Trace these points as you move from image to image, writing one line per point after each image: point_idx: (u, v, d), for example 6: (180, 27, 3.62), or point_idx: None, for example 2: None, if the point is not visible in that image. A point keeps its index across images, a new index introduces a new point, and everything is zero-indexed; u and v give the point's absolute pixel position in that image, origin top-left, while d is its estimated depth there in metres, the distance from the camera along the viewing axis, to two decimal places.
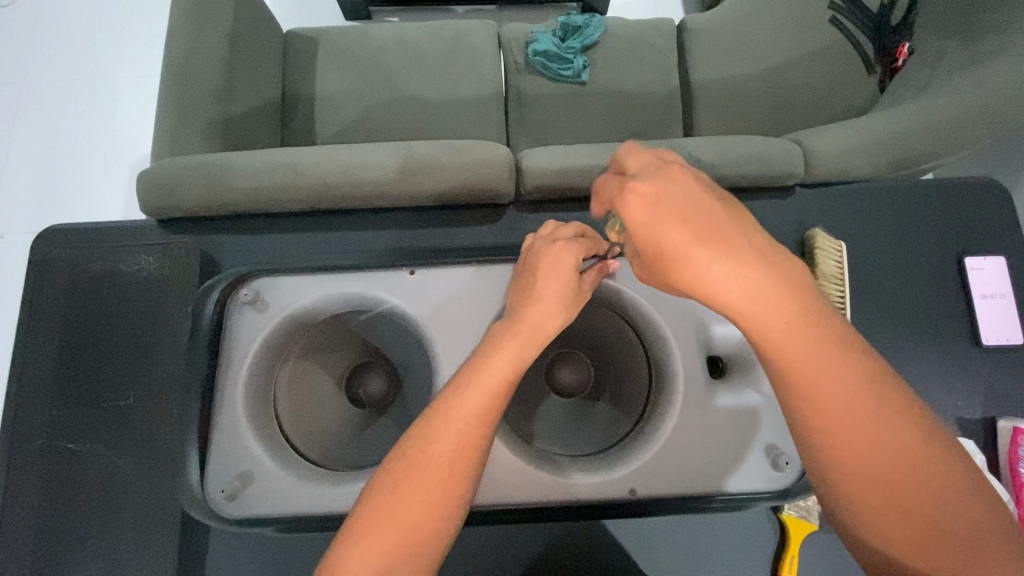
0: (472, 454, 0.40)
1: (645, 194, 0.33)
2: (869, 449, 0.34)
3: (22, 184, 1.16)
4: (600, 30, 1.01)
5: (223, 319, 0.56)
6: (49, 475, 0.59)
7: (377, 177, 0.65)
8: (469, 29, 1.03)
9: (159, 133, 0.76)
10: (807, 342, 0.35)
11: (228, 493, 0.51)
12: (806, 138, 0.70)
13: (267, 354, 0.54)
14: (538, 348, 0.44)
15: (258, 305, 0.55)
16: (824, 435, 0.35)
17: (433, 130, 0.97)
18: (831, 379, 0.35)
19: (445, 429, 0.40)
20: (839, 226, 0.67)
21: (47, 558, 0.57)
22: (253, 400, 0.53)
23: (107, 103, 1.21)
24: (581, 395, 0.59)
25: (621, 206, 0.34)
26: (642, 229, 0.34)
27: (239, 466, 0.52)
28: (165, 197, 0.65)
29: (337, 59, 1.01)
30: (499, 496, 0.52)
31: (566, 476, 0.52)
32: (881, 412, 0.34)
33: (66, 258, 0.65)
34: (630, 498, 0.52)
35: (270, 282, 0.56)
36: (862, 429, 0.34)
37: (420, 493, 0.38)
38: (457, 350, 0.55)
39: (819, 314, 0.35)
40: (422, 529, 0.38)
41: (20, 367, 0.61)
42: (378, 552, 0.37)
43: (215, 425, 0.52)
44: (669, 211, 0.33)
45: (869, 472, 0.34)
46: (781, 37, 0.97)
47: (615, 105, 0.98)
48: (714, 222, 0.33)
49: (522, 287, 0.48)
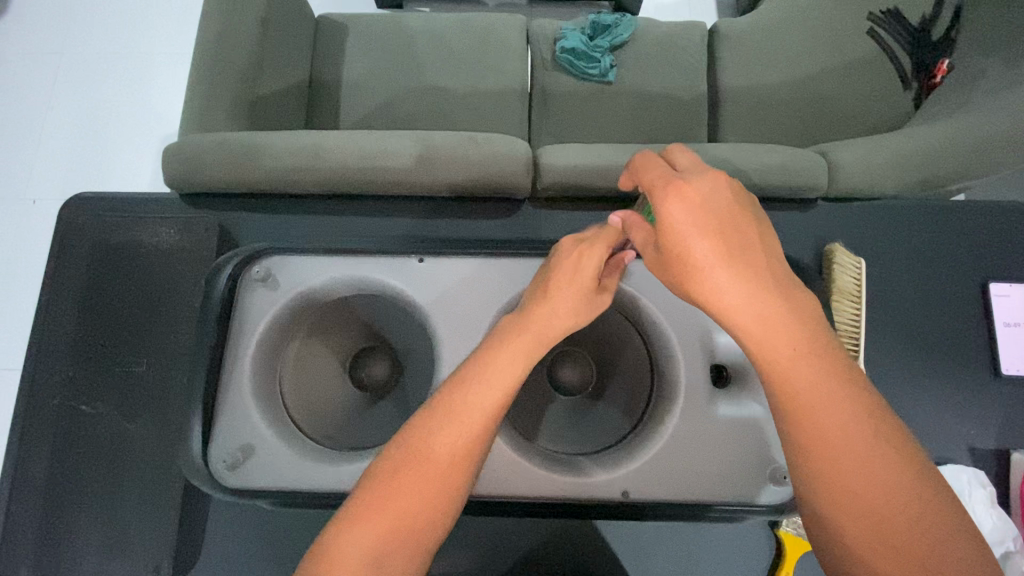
0: (473, 450, 0.41)
1: (688, 197, 0.37)
2: (854, 470, 0.35)
3: (56, 153, 1.19)
4: (630, 30, 1.00)
5: (235, 293, 0.57)
6: (63, 434, 0.61)
7: (396, 164, 0.65)
8: (499, 23, 1.03)
9: (188, 110, 0.78)
10: (801, 356, 0.37)
11: (230, 464, 0.53)
12: (831, 150, 0.68)
13: (276, 330, 0.55)
14: (544, 348, 0.44)
15: (269, 282, 0.56)
16: (813, 444, 0.36)
17: (455, 121, 0.97)
18: (819, 389, 0.36)
19: (448, 423, 0.41)
20: (860, 245, 0.65)
21: (55, 513, 0.59)
22: (259, 374, 0.54)
23: (140, 78, 1.24)
24: (584, 394, 0.58)
25: (664, 202, 0.38)
26: (674, 228, 0.37)
27: (241, 439, 0.53)
28: (188, 171, 0.66)
29: (365, 45, 1.01)
30: (493, 491, 0.52)
31: (560, 471, 0.52)
32: (863, 435, 0.36)
33: (91, 225, 0.67)
34: (622, 501, 0.52)
35: (284, 261, 0.57)
36: (845, 445, 0.36)
37: (416, 486, 0.40)
38: (462, 341, 0.55)
39: (817, 334, 0.37)
40: (419, 517, 0.39)
41: (41, 327, 0.63)
42: (375, 534, 0.38)
43: (222, 396, 0.54)
44: (705, 217, 0.37)
45: (855, 494, 0.35)
46: (814, 48, 0.95)
47: (640, 106, 0.97)
48: (737, 236, 0.37)
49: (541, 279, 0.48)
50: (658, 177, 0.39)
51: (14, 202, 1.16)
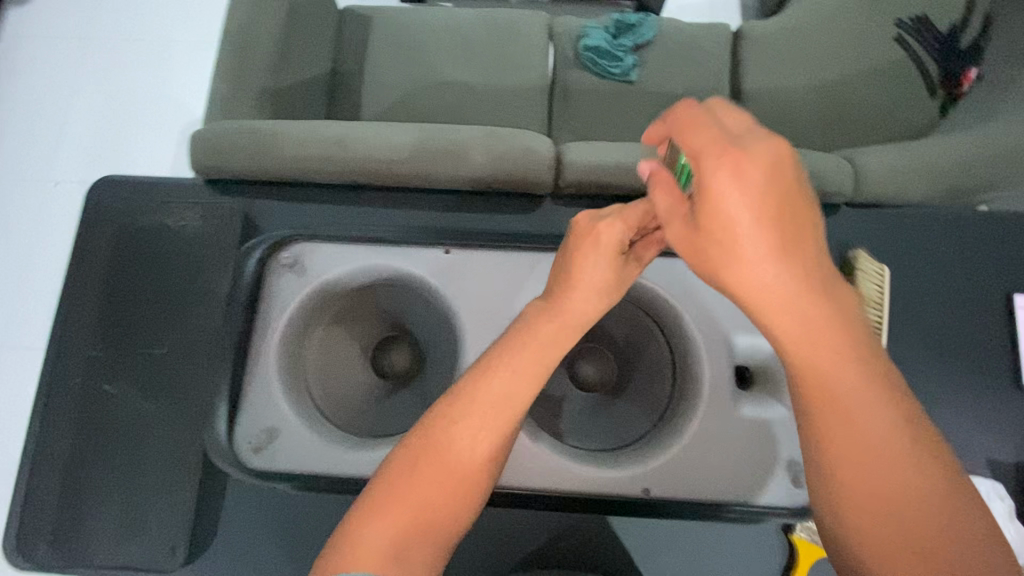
0: (495, 445, 0.41)
1: (747, 173, 0.33)
2: (886, 477, 0.34)
3: (79, 138, 1.21)
4: (654, 30, 1.00)
5: (264, 276, 0.58)
6: (86, 412, 0.62)
7: (418, 157, 0.66)
8: (522, 19, 1.03)
9: (214, 98, 0.79)
10: (837, 354, 0.35)
11: (255, 445, 0.53)
12: (857, 156, 0.68)
13: (301, 316, 0.56)
14: (570, 336, 0.43)
15: (296, 267, 0.57)
16: (838, 446, 0.35)
17: (476, 116, 0.97)
18: (852, 388, 0.35)
19: (469, 418, 0.41)
20: (883, 252, 0.64)
21: (77, 489, 0.60)
22: (285, 358, 0.55)
23: (163, 66, 1.25)
24: (605, 392, 0.59)
25: (717, 175, 0.33)
26: (725, 208, 0.33)
27: (266, 421, 0.54)
28: (212, 156, 0.67)
29: (388, 38, 1.02)
30: (513, 482, 0.53)
31: (581, 465, 0.53)
32: (903, 441, 0.35)
33: (118, 209, 0.68)
34: (642, 498, 0.52)
35: (311, 248, 0.58)
36: (876, 449, 0.35)
37: (429, 490, 0.39)
38: (486, 332, 0.56)
39: (853, 332, 0.36)
40: (440, 514, 0.39)
41: (67, 306, 0.65)
42: (393, 531, 0.38)
43: (249, 380, 0.54)
44: (763, 199, 0.33)
45: (889, 503, 0.34)
46: (841, 52, 0.94)
47: (662, 107, 0.97)
48: (793, 223, 0.34)
49: (561, 261, 0.46)
50: (711, 143, 0.34)
51: (38, 185, 1.18)
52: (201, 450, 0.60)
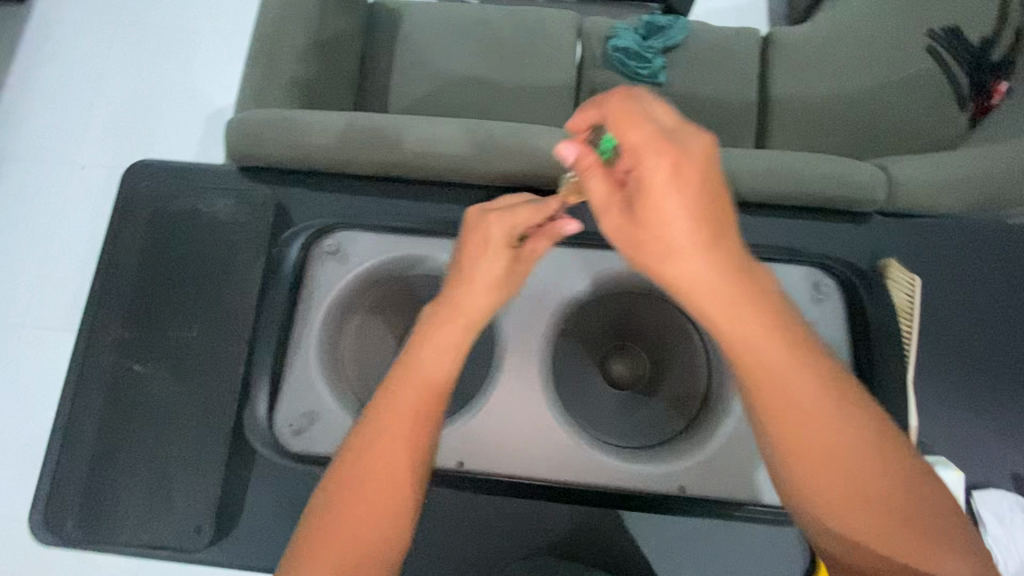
0: (419, 445, 0.47)
1: (682, 175, 0.35)
2: (823, 456, 0.38)
3: (107, 121, 1.22)
4: (684, 33, 1.00)
5: (306, 262, 0.65)
6: (117, 391, 0.63)
7: (454, 153, 0.68)
8: (551, 18, 1.03)
9: (249, 87, 0.80)
10: (778, 347, 0.38)
11: (295, 428, 0.60)
12: (888, 165, 0.68)
13: (340, 304, 0.64)
14: (471, 331, 0.49)
15: (338, 255, 0.64)
16: (784, 433, 0.39)
17: (502, 113, 0.97)
18: (790, 378, 0.38)
19: (388, 429, 0.47)
20: (916, 261, 0.64)
21: (106, 466, 0.61)
22: (324, 344, 0.62)
23: (191, 53, 1.26)
24: (636, 388, 0.65)
25: (656, 176, 0.35)
26: (663, 208, 0.35)
27: (307, 404, 0.61)
28: (252, 145, 0.69)
29: (418, 32, 1.02)
30: (551, 474, 0.56)
31: (618, 460, 0.56)
32: (824, 402, 0.38)
33: (152, 192, 0.69)
34: (678, 495, 0.55)
35: (351, 238, 0.65)
36: (813, 433, 0.38)
37: (367, 497, 0.46)
38: (528, 329, 0.59)
39: (783, 322, 0.38)
40: (382, 517, 0.46)
41: (101, 286, 0.66)
42: (344, 545, 0.45)
43: (292, 361, 0.62)
44: (694, 197, 0.35)
45: (824, 476, 0.39)
46: (868, 63, 0.94)
47: (689, 109, 0.97)
48: (720, 218, 0.36)
49: (459, 257, 0.50)
50: (648, 143, 0.35)
51: (65, 166, 1.20)
52: (228, 434, 0.61)
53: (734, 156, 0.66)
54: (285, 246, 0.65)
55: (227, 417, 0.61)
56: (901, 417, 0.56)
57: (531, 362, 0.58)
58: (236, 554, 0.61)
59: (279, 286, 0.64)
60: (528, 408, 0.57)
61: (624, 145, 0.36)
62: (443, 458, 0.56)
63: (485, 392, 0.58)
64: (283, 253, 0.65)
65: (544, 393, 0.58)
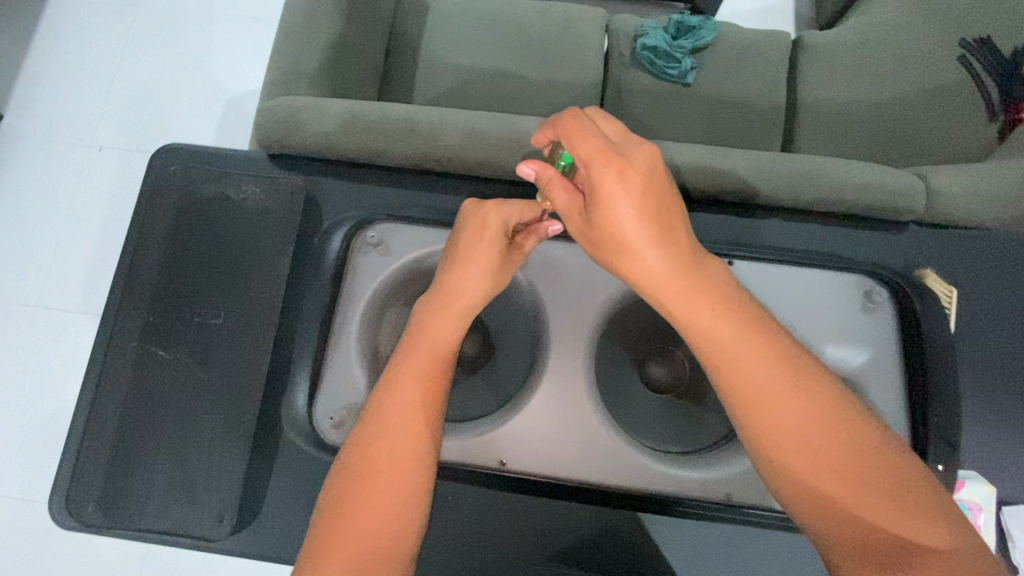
0: (421, 435, 0.47)
1: (628, 178, 0.40)
2: (803, 447, 0.40)
3: (125, 104, 1.21)
4: (714, 34, 0.99)
5: (347, 255, 0.64)
6: (139, 375, 0.62)
7: (487, 147, 0.67)
8: (579, 14, 1.02)
9: (278, 75, 0.80)
10: (750, 342, 0.41)
11: (336, 422, 0.60)
12: (927, 174, 0.67)
13: (381, 297, 0.63)
14: (466, 318, 0.50)
15: (380, 248, 0.63)
16: (764, 427, 0.41)
17: (528, 108, 0.96)
18: (765, 372, 0.41)
19: (389, 420, 0.47)
20: (951, 271, 0.63)
21: (126, 451, 0.61)
22: (364, 335, 0.61)
23: (211, 38, 1.25)
24: (676, 394, 0.61)
25: (605, 180, 0.40)
26: (615, 209, 0.41)
27: (347, 397, 0.60)
28: (283, 133, 0.68)
29: (444, 24, 1.01)
30: (593, 476, 0.55)
31: (661, 464, 0.55)
32: (794, 383, 0.41)
33: (179, 176, 0.68)
34: (724, 502, 0.55)
35: (394, 231, 0.64)
36: (794, 426, 0.40)
37: (373, 491, 0.45)
38: (571, 329, 0.58)
39: (751, 317, 0.42)
40: (389, 512, 0.45)
41: (129, 270, 0.65)
42: (351, 544, 0.43)
43: (331, 354, 0.61)
44: (641, 194, 0.40)
45: (808, 467, 0.40)
46: (900, 71, 0.93)
47: (716, 111, 0.96)
48: (668, 214, 0.41)
49: (450, 254, 0.52)
50: (595, 154, 0.41)
51: (82, 148, 1.19)
52: (252, 423, 0.60)
53: (771, 159, 0.65)
54: (326, 236, 0.66)
55: (250, 406, 0.61)
56: (952, 435, 0.53)
57: (575, 363, 0.58)
58: (257, 543, 0.61)
59: (320, 276, 0.66)
60: (572, 408, 0.56)
61: (576, 157, 0.42)
62: (483, 456, 0.56)
63: (526, 390, 0.58)
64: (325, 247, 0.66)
65: (589, 395, 0.57)
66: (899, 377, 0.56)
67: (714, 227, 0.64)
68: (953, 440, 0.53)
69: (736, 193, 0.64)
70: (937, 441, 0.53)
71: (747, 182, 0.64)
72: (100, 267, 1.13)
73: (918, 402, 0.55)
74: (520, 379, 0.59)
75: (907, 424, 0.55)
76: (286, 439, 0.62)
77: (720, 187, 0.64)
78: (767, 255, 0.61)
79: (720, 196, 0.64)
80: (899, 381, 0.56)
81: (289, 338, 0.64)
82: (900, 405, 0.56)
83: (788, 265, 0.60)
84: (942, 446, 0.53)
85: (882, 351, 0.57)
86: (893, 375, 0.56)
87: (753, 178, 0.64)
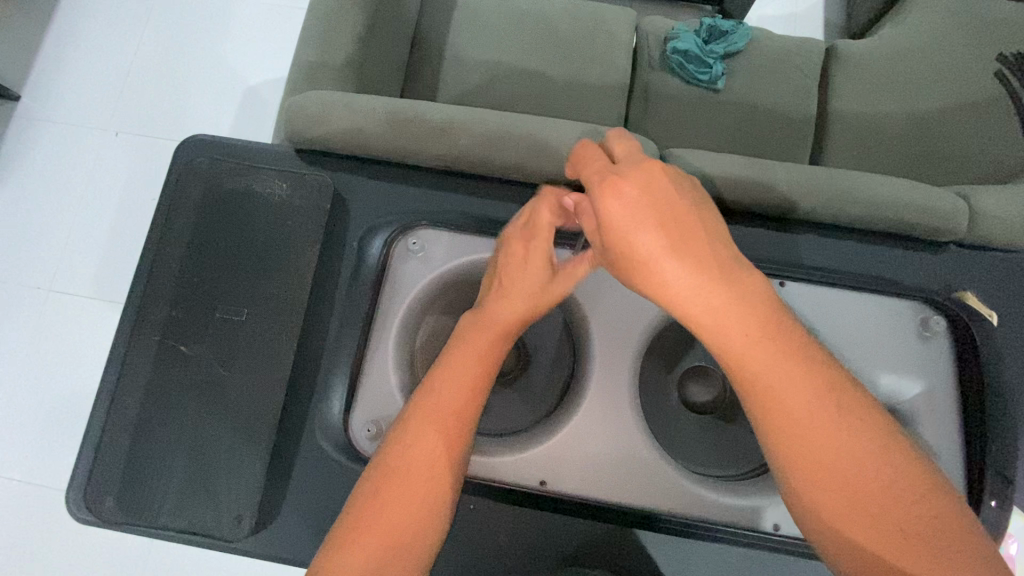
0: (448, 454, 0.46)
1: (625, 193, 0.40)
2: (835, 474, 0.38)
3: (139, 89, 1.20)
4: (746, 39, 0.98)
5: (387, 261, 0.64)
6: (160, 371, 0.61)
7: (520, 151, 0.66)
8: (609, 14, 1.00)
9: (306, 70, 0.78)
10: (793, 365, 0.39)
11: (374, 433, 0.59)
12: (969, 194, 0.66)
13: (420, 304, 0.63)
14: (502, 341, 0.49)
15: (422, 256, 0.63)
16: (798, 449, 0.39)
17: (555, 108, 0.94)
18: (805, 398, 0.39)
19: (416, 436, 0.46)
20: (992, 296, 0.62)
21: (143, 448, 0.60)
22: (403, 341, 0.61)
23: (229, 26, 1.23)
24: (716, 414, 0.60)
25: (602, 197, 0.41)
26: (616, 225, 0.41)
27: (383, 405, 0.60)
28: (313, 127, 0.67)
29: (472, 20, 0.99)
30: (637, 499, 0.55)
31: (707, 490, 0.55)
32: (836, 407, 0.39)
33: (204, 169, 0.67)
34: (772, 534, 0.55)
35: (435, 236, 0.64)
36: (832, 453, 0.38)
37: (394, 510, 0.44)
38: (615, 348, 0.58)
39: (794, 339, 0.40)
40: (407, 529, 0.43)
41: (151, 263, 0.64)
42: (367, 554, 0.42)
43: (370, 360, 0.61)
44: (644, 211, 0.40)
45: (839, 493, 0.38)
46: (936, 85, 0.92)
47: (746, 119, 0.94)
48: (690, 225, 0.40)
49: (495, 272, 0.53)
50: (602, 179, 0.42)
51: (96, 132, 1.18)
52: (274, 424, 0.60)
53: (810, 174, 0.64)
54: (365, 240, 0.66)
55: (272, 408, 0.60)
56: (1005, 468, 0.54)
57: (620, 382, 0.57)
58: (275, 544, 0.60)
59: (359, 284, 0.64)
60: (615, 431, 0.56)
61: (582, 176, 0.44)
62: (526, 475, 0.56)
63: (566, 406, 0.58)
64: (363, 253, 0.65)
65: (634, 416, 0.57)
66: (955, 414, 0.56)
67: (754, 240, 0.63)
68: (1008, 474, 0.54)
69: (773, 207, 0.63)
70: (992, 477, 0.54)
71: (786, 196, 0.63)
72: (112, 254, 1.12)
73: (976, 435, 0.55)
74: (558, 394, 0.60)
75: (961, 454, 0.56)
76: (308, 440, 0.61)
77: (758, 200, 0.63)
78: (807, 276, 0.60)
79: (757, 209, 0.63)
80: (955, 419, 0.56)
81: (313, 336, 0.63)
82: (955, 437, 0.56)
83: (839, 289, 0.59)
84: (998, 481, 0.54)
85: (938, 386, 0.57)
86: (948, 409, 0.56)
87: (793, 193, 0.63)
